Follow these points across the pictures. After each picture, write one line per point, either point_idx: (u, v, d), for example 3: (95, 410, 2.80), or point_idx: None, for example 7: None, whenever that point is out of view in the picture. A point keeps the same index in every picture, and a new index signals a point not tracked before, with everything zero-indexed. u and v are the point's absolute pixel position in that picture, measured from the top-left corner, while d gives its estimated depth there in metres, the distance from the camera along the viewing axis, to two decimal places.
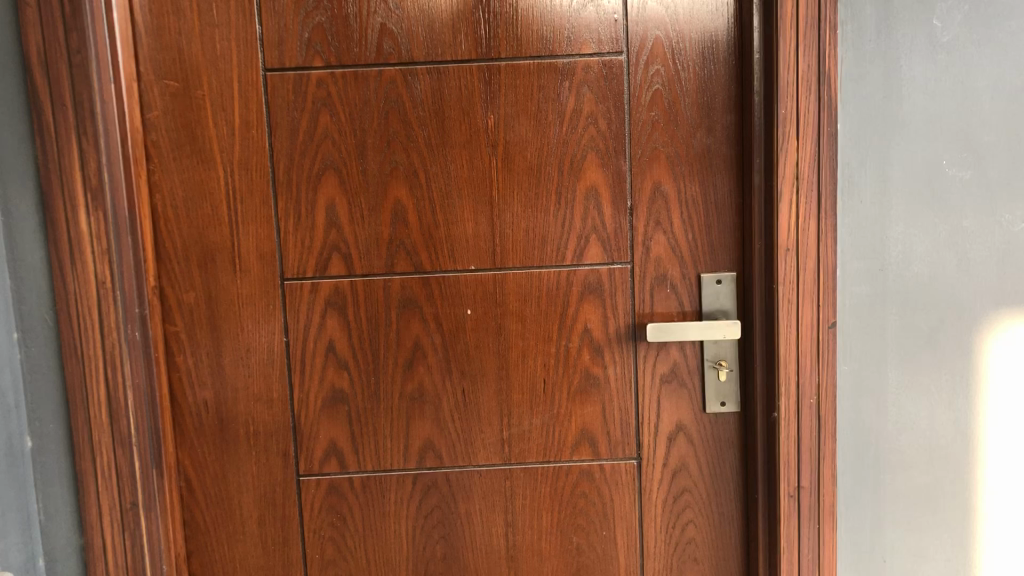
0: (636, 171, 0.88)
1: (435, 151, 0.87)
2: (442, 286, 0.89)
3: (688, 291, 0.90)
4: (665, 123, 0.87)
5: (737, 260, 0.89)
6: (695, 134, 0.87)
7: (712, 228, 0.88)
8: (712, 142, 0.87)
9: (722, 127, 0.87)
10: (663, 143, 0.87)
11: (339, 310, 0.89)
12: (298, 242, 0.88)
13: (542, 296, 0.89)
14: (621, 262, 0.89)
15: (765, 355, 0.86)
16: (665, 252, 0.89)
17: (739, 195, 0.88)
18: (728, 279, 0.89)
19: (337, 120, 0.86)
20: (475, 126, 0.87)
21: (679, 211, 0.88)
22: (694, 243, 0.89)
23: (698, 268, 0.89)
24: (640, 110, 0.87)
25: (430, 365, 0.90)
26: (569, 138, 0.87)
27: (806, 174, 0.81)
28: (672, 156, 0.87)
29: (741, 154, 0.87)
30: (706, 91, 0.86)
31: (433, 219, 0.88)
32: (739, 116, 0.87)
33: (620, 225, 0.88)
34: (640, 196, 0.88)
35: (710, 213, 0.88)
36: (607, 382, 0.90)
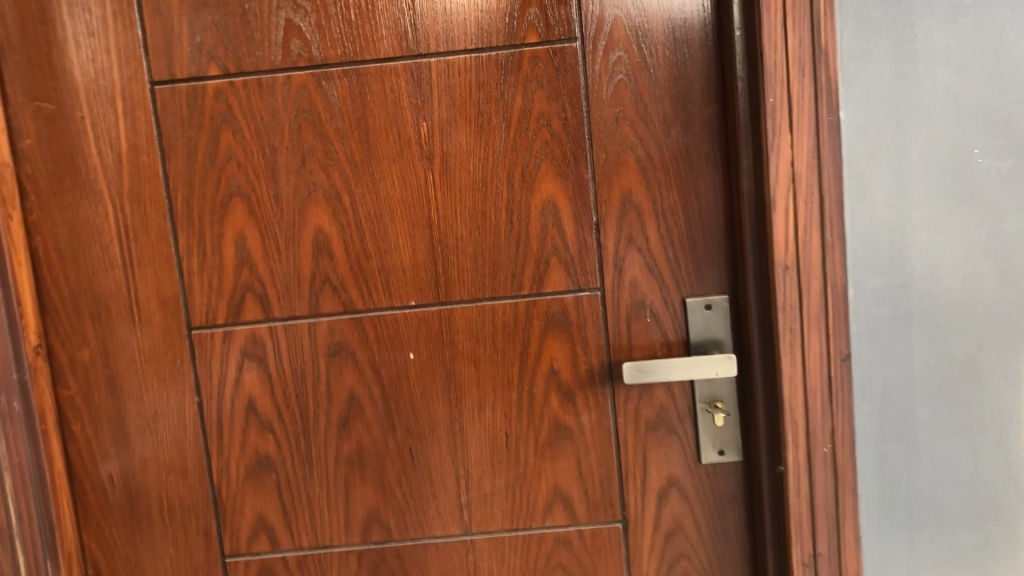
0: (602, 180, 0.73)
1: (359, 168, 0.73)
2: (378, 327, 0.75)
3: (672, 320, 0.75)
4: (632, 121, 0.72)
5: (729, 279, 0.74)
6: (670, 131, 0.72)
7: (696, 243, 0.74)
8: (690, 140, 0.73)
9: (701, 121, 0.72)
10: (631, 144, 0.73)
11: (259, 362, 0.75)
12: (206, 283, 0.74)
13: (497, 334, 0.75)
14: (590, 289, 0.74)
15: (767, 394, 0.71)
16: (641, 274, 0.74)
17: (728, 201, 0.73)
18: (719, 306, 0.74)
19: (241, 138, 0.73)
20: (405, 136, 0.73)
21: (656, 224, 0.74)
22: (676, 263, 0.74)
23: (682, 291, 0.74)
24: (602, 106, 0.72)
25: (369, 422, 0.76)
26: (518, 144, 0.73)
27: (804, 174, 0.66)
28: (643, 160, 0.73)
29: (726, 152, 0.72)
30: (680, 80, 0.72)
31: (362, 248, 0.74)
32: (722, 106, 0.72)
33: (586, 245, 0.74)
34: (609, 210, 0.73)
35: (694, 225, 0.74)
36: (581, 432, 0.76)
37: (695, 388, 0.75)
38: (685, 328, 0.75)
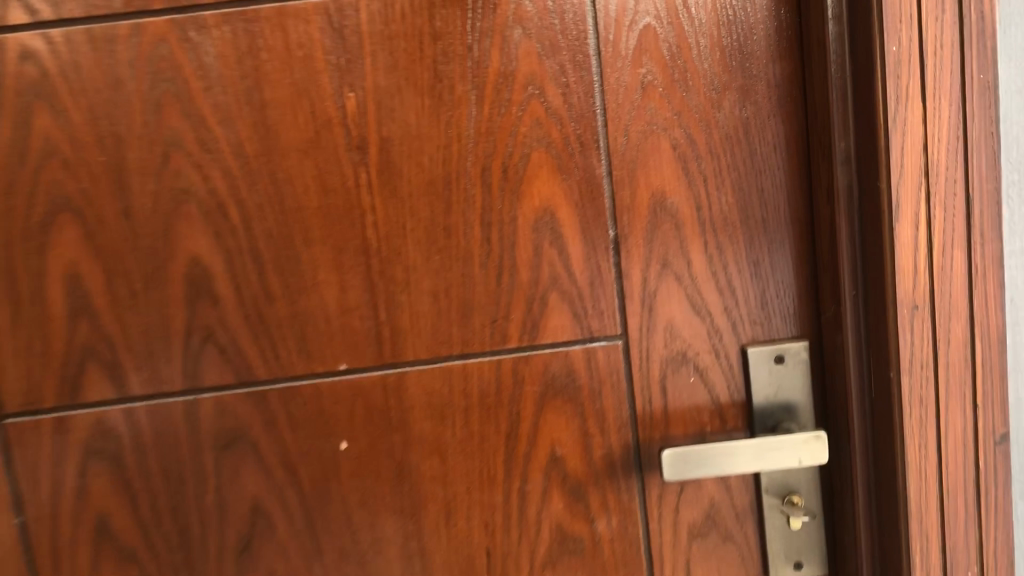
0: (620, 175, 0.49)
1: (256, 166, 0.48)
2: (292, 405, 0.50)
3: (724, 378, 0.52)
4: (665, 89, 0.49)
5: (811, 318, 0.51)
6: (722, 102, 0.49)
7: (761, 266, 0.50)
8: (751, 115, 0.49)
9: (765, 87, 0.48)
10: (663, 122, 0.49)
11: (112, 461, 0.50)
12: (23, 346, 0.49)
13: (472, 408, 0.50)
14: (606, 337, 0.51)
15: (875, 487, 0.48)
16: (682, 313, 0.51)
17: (809, 205, 0.50)
18: (794, 358, 0.51)
19: (67, 122, 0.47)
20: (325, 116, 0.48)
21: (703, 240, 0.50)
22: (730, 295, 0.50)
23: (739, 336, 0.51)
24: (621, 66, 0.48)
25: (284, 543, 0.51)
26: (497, 125, 0.48)
27: (942, 166, 0.43)
28: (681, 145, 0.49)
29: (805, 132, 0.49)
30: (736, 24, 0.48)
31: (263, 287, 0.49)
32: (798, 63, 0.48)
33: (600, 273, 0.50)
34: (632, 220, 0.50)
35: (758, 240, 0.50)
36: (596, 546, 0.52)
37: (763, 478, 0.51)
38: (744, 389, 0.52)
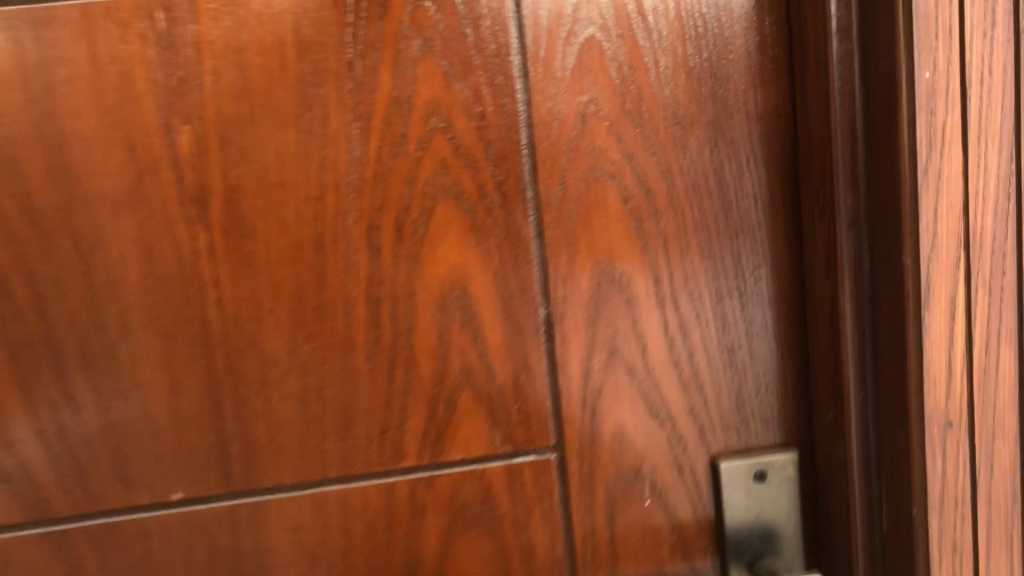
0: (554, 237, 0.37)
1: (52, 223, 0.35)
2: (111, 545, 0.37)
3: (689, 500, 0.40)
4: (612, 123, 0.37)
5: (799, 422, 0.39)
6: (687, 142, 0.37)
7: (737, 355, 0.39)
8: (725, 158, 0.37)
9: (744, 122, 0.37)
10: (611, 167, 0.37)
11: None
12: None
13: (356, 544, 0.38)
14: (534, 450, 0.38)
15: None
16: (633, 418, 0.39)
17: (800, 276, 0.38)
18: (779, 475, 0.39)
19: None
20: (149, 157, 0.35)
21: (662, 320, 0.38)
22: (697, 393, 0.39)
23: (710, 446, 0.39)
24: (555, 93, 0.36)
25: None
26: (389, 170, 0.36)
27: (989, 235, 0.31)
28: (633, 198, 0.37)
29: (795, 180, 0.37)
30: (706, 39, 0.36)
31: (65, 389, 0.36)
32: (787, 91, 0.37)
33: (528, 365, 0.38)
34: (570, 296, 0.38)
35: (734, 322, 0.38)
36: None
37: None
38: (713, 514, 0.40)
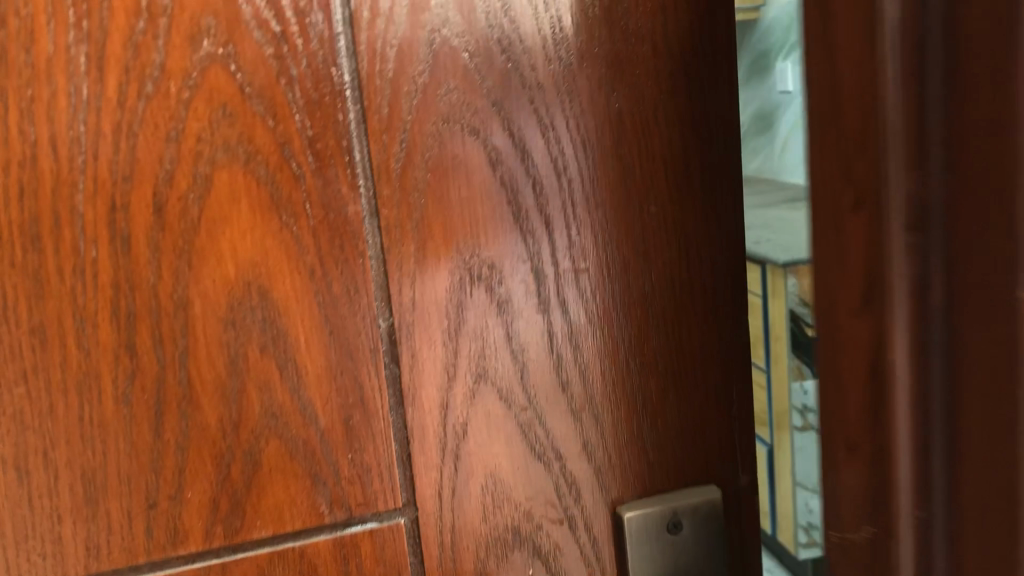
0: (390, 222, 0.26)
1: None
2: None
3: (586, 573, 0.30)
4: (477, 54, 0.26)
5: (726, 457, 0.30)
6: (574, 87, 0.27)
7: (648, 374, 0.29)
8: (627, 108, 0.27)
9: (647, 62, 0.27)
10: (478, 119, 0.26)
11: None
12: None
13: None
14: (375, 517, 0.28)
15: None
16: (511, 468, 0.29)
17: (721, 266, 0.29)
18: (693, 517, 0.30)
19: None
20: None
21: (549, 332, 0.28)
22: (594, 428, 0.29)
23: (616, 498, 0.30)
24: (391, 7, 0.25)
25: None
26: (137, 120, 0.24)
27: None
28: (509, 161, 0.27)
29: (716, 137, 0.28)
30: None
31: None
32: (697, 19, 0.28)
33: (363, 402, 0.27)
34: (419, 305, 0.27)
35: (642, 334, 0.29)
36: None
37: None
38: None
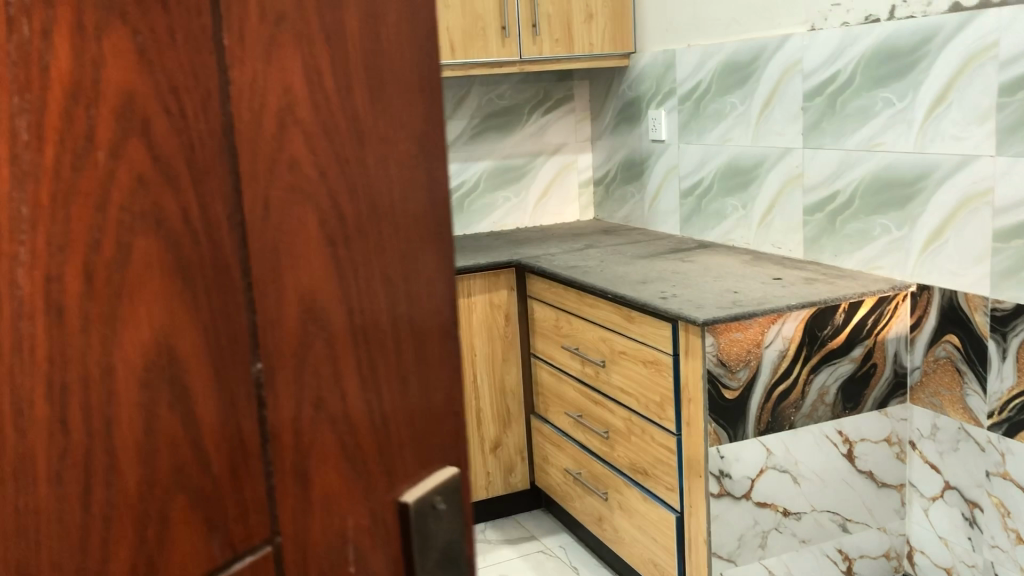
0: (262, 276, 0.33)
1: None
2: None
3: (387, 551, 0.40)
4: (308, 144, 0.34)
5: (447, 431, 0.43)
6: (367, 169, 0.37)
7: (409, 378, 0.40)
8: (398, 184, 0.38)
9: (411, 155, 0.39)
10: (309, 196, 0.34)
11: None
12: None
13: None
14: (251, 541, 0.34)
15: None
16: (335, 464, 0.37)
17: (440, 292, 0.41)
18: (445, 496, 0.43)
19: None
20: None
21: (353, 358, 0.37)
22: (382, 426, 0.39)
23: (393, 474, 0.40)
24: (255, 106, 0.32)
25: None
26: (67, 189, 0.27)
27: None
28: (329, 229, 0.35)
29: (440, 208, 0.41)
30: (371, 62, 0.36)
31: None
32: (432, 126, 0.40)
33: (238, 427, 0.32)
34: (279, 345, 0.34)
35: (405, 348, 0.40)
36: None
37: None
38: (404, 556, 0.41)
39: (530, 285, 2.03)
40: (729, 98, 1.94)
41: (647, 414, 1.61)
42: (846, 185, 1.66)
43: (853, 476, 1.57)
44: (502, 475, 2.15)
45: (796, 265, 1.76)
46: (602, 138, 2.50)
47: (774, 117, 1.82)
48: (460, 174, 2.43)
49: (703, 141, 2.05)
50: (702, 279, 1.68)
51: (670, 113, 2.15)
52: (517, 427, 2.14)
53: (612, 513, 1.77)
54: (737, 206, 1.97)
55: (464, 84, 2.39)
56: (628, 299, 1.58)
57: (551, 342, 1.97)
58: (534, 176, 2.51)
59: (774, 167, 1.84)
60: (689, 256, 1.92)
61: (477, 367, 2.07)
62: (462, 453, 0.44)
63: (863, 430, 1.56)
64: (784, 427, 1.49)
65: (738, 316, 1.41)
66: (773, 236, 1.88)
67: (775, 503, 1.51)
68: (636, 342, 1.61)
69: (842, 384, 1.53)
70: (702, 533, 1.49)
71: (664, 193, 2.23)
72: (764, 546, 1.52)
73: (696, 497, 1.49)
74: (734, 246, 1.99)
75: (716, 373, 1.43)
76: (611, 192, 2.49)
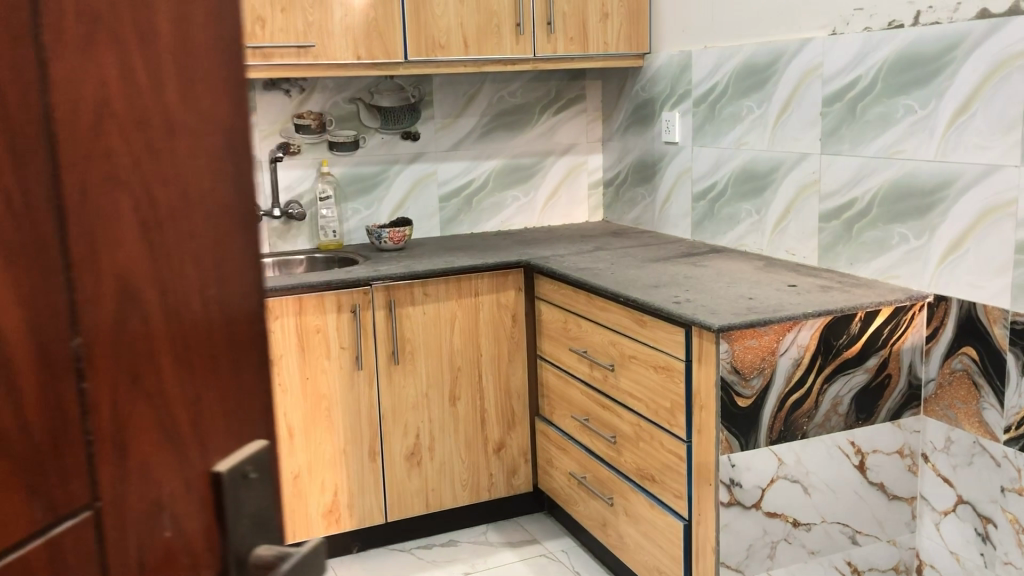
0: (80, 254, 0.32)
1: None
2: None
3: (200, 526, 0.39)
4: (121, 122, 0.34)
5: (258, 402, 0.42)
6: (175, 140, 0.36)
7: (219, 351, 0.39)
8: (208, 160, 0.38)
9: (220, 132, 0.38)
10: (120, 172, 0.34)
11: None
12: None
13: None
14: (69, 517, 0.33)
15: None
16: (151, 441, 0.36)
17: (247, 271, 0.41)
18: (256, 467, 0.42)
19: None
20: None
21: (171, 334, 0.36)
22: (198, 402, 0.38)
23: (207, 447, 0.39)
24: (74, 87, 0.32)
25: None
26: None
27: None
28: (143, 204, 0.35)
29: (245, 181, 0.41)
30: (178, 40, 0.36)
31: None
32: (238, 102, 0.40)
33: (56, 408, 0.32)
34: (97, 322, 0.33)
35: (217, 323, 0.39)
36: None
37: None
38: (219, 526, 0.40)
39: (539, 286, 2.03)
40: (746, 101, 1.93)
41: (657, 420, 1.60)
42: (865, 192, 1.66)
43: (864, 488, 1.56)
44: (505, 476, 2.14)
45: (811, 272, 1.75)
46: (612, 138, 2.49)
47: (792, 121, 1.81)
48: (469, 171, 2.42)
49: (718, 145, 2.04)
50: (716, 285, 1.67)
51: (684, 115, 2.15)
52: (521, 429, 2.13)
53: (617, 517, 1.77)
54: (752, 210, 1.96)
55: (477, 80, 2.39)
56: (641, 303, 1.57)
57: (559, 344, 1.96)
58: (544, 175, 2.51)
59: (791, 172, 1.83)
60: (703, 261, 1.91)
61: (483, 368, 2.07)
62: (270, 428, 0.43)
63: (876, 441, 1.56)
64: (796, 436, 1.49)
65: (753, 324, 1.41)
66: (788, 243, 1.87)
67: (784, 513, 1.50)
68: (647, 347, 1.60)
69: (856, 394, 1.52)
70: (711, 543, 1.48)
71: (676, 195, 2.22)
72: (772, 557, 1.51)
73: (704, 506, 1.48)
74: (748, 251, 1.98)
75: (729, 380, 1.42)
76: (621, 194, 2.48)
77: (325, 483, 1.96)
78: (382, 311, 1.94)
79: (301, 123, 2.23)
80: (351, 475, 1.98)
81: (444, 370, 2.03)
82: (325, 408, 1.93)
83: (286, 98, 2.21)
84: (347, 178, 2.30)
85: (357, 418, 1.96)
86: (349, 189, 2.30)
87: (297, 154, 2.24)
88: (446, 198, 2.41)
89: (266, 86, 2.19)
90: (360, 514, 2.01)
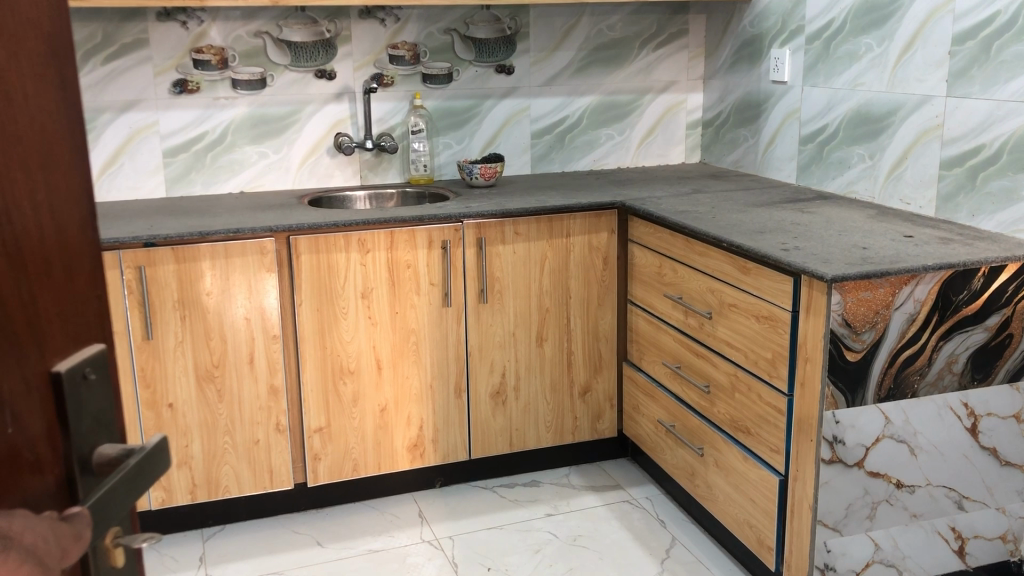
0: None
1: None
2: None
3: (44, 416, 0.47)
4: None
5: (92, 312, 0.51)
6: (17, 94, 0.44)
7: (64, 270, 0.48)
8: (47, 107, 0.46)
9: (52, 86, 0.47)
10: None
11: None
12: None
13: None
14: None
15: (141, 489, 0.54)
16: (9, 346, 0.44)
17: (83, 215, 0.50)
18: (94, 369, 0.51)
19: None
20: None
21: (25, 254, 0.45)
22: (45, 314, 0.47)
23: (46, 351, 0.47)
24: None
25: None
26: None
27: None
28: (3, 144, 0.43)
29: (79, 127, 0.49)
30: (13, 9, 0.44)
31: None
32: (65, 63, 0.48)
33: None
34: None
35: (56, 250, 0.47)
36: None
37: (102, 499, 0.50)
38: (65, 418, 0.48)
39: (634, 229, 2.00)
40: (864, 39, 1.85)
41: (756, 371, 1.57)
42: (994, 139, 1.58)
43: (975, 452, 1.51)
44: (590, 420, 2.14)
45: (928, 223, 1.68)
46: (716, 76, 2.42)
47: (915, 61, 1.73)
48: (562, 108, 2.38)
49: (831, 85, 1.96)
50: (826, 233, 1.61)
51: (795, 53, 2.07)
52: (608, 373, 2.13)
53: (707, 468, 1.75)
54: (864, 155, 1.88)
55: (575, 12, 2.33)
56: (746, 250, 1.53)
57: (651, 288, 1.94)
58: (640, 114, 2.46)
59: (911, 116, 1.75)
60: (809, 207, 1.84)
61: (573, 310, 2.06)
62: (104, 335, 0.53)
63: (992, 404, 1.51)
64: (905, 395, 1.45)
65: (869, 276, 1.35)
66: (902, 191, 1.79)
67: (888, 474, 1.46)
68: (750, 295, 1.56)
69: (972, 354, 1.48)
70: (809, 501, 1.45)
71: (781, 138, 2.15)
72: (872, 518, 1.48)
73: (804, 462, 1.45)
74: (857, 197, 1.91)
75: (839, 333, 1.38)
76: (721, 135, 2.42)
77: (411, 417, 1.99)
78: (472, 249, 1.94)
79: (395, 54, 2.21)
80: (436, 410, 2.01)
81: (532, 312, 2.03)
82: (413, 343, 1.95)
83: (381, 27, 2.20)
84: (439, 112, 2.29)
85: (444, 354, 1.98)
86: (441, 123, 2.29)
87: (390, 86, 2.23)
88: (538, 135, 2.38)
89: (362, 15, 2.18)
90: (444, 449, 2.04)
